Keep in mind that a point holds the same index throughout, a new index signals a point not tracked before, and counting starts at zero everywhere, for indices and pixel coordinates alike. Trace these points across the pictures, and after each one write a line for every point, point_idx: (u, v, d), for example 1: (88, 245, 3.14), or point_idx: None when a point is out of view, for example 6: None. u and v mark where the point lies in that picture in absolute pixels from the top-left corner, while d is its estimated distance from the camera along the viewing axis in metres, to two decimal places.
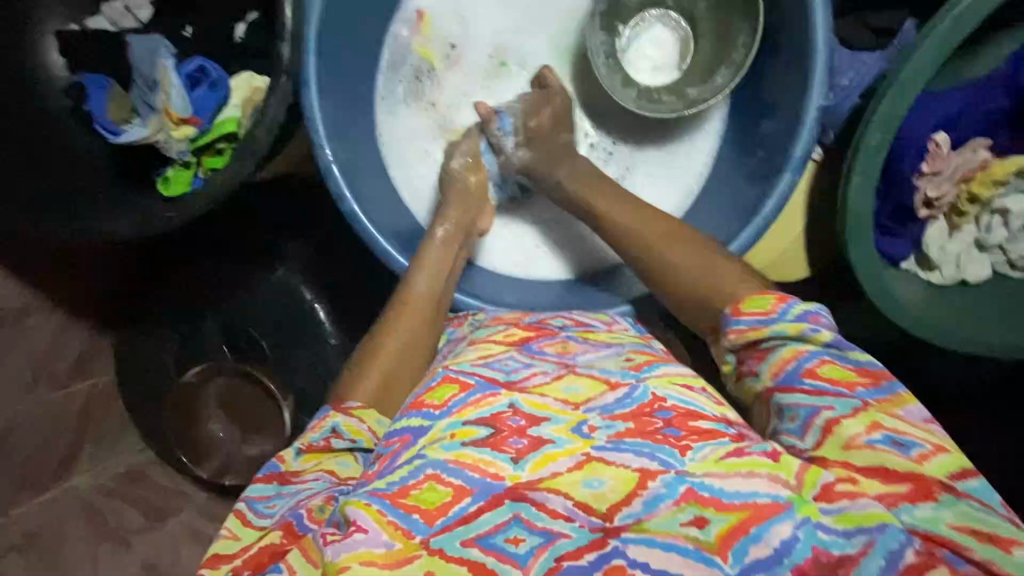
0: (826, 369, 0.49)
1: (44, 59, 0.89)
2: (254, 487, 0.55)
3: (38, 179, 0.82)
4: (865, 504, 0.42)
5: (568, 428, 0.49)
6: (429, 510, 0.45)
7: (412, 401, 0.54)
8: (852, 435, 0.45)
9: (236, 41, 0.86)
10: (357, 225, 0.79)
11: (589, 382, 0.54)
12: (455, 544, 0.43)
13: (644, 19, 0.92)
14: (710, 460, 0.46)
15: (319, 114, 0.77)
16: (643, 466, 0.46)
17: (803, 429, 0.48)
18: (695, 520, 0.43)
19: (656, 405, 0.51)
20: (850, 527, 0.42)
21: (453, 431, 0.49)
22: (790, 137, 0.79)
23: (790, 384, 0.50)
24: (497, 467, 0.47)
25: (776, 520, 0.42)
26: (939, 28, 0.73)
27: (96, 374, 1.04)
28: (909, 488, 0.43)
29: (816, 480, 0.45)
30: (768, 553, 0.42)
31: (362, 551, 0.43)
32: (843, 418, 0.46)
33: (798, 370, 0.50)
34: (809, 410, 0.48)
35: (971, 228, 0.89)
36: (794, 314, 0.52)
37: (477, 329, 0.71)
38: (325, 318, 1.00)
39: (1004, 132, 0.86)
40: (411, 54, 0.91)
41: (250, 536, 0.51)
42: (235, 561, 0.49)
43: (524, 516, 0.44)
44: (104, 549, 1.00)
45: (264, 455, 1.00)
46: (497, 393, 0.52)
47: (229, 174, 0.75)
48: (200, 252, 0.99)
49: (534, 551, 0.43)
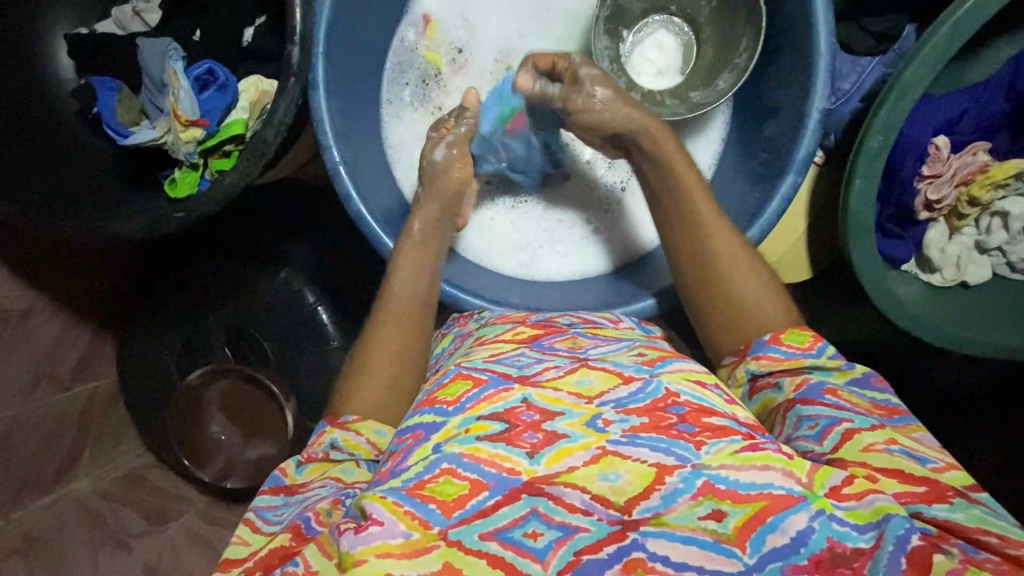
0: (847, 395, 0.55)
1: (55, 62, 0.90)
2: (261, 498, 0.56)
3: (43, 177, 0.82)
4: (873, 500, 0.45)
5: (582, 422, 0.49)
6: (447, 502, 0.44)
7: (424, 400, 0.55)
8: (870, 441, 0.50)
9: (244, 45, 0.87)
10: (363, 226, 0.80)
11: (602, 375, 0.54)
12: (473, 537, 0.43)
13: (647, 25, 0.94)
14: (724, 454, 0.46)
15: (327, 116, 0.78)
16: (659, 462, 0.46)
17: (821, 434, 0.52)
18: (712, 513, 0.44)
19: (669, 401, 0.51)
20: (862, 523, 0.43)
21: (468, 427, 0.49)
22: (792, 140, 0.80)
23: (813, 398, 0.55)
24: (512, 462, 0.46)
25: (792, 511, 0.43)
26: (939, 34, 0.74)
27: (97, 377, 1.06)
28: (925, 490, 0.46)
29: (826, 481, 0.46)
30: (785, 542, 0.43)
31: (378, 543, 0.43)
32: (861, 430, 0.51)
33: (823, 388, 0.55)
34: (829, 419, 0.52)
35: (971, 231, 0.91)
36: (828, 354, 0.59)
37: (483, 326, 0.72)
38: (327, 320, 1.00)
39: (1003, 136, 0.87)
40: (417, 58, 0.93)
41: (260, 542, 0.52)
42: (245, 564, 0.49)
43: (541, 511, 0.44)
44: (104, 554, 0.98)
45: (265, 459, 0.99)
46: (510, 388, 0.52)
47: (238, 175, 0.75)
48: (204, 254, 1.00)
49: (553, 545, 0.43)
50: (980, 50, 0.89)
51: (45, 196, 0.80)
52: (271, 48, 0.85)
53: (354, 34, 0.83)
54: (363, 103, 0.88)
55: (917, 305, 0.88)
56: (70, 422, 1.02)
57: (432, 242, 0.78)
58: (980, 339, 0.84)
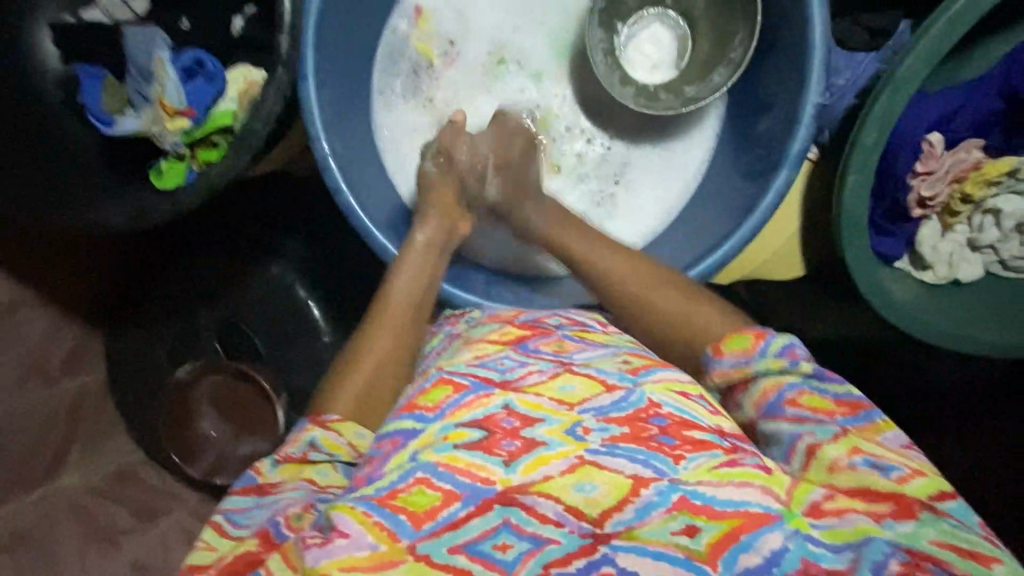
0: (806, 399, 0.53)
1: (38, 49, 0.87)
2: (231, 499, 0.54)
3: (32, 170, 0.81)
4: (854, 519, 0.44)
5: (562, 430, 0.49)
6: (417, 513, 0.44)
7: (405, 405, 0.54)
8: (834, 458, 0.48)
9: (235, 36, 0.85)
10: (353, 219, 0.79)
11: (585, 382, 0.54)
12: (442, 550, 0.43)
13: (643, 17, 0.93)
14: (703, 469, 0.46)
15: (317, 105, 0.77)
16: (636, 474, 0.46)
17: (788, 454, 0.52)
18: (685, 529, 0.44)
19: (651, 411, 0.51)
20: (837, 542, 0.43)
21: (446, 434, 0.49)
22: (787, 134, 0.79)
23: (773, 413, 0.54)
24: (488, 471, 0.46)
25: (767, 529, 0.43)
26: (938, 24, 0.73)
27: (84, 373, 1.04)
28: (893, 508, 0.45)
29: (805, 498, 0.46)
30: (758, 562, 0.42)
31: (344, 556, 0.42)
32: (824, 443, 0.50)
33: (780, 401, 0.54)
34: (792, 436, 0.52)
35: (964, 228, 0.90)
36: (773, 351, 0.56)
37: (473, 325, 0.71)
38: (319, 315, 0.99)
39: (997, 133, 0.87)
40: (409, 50, 0.92)
41: (226, 547, 0.51)
42: (211, 570, 0.49)
43: (512, 522, 0.44)
44: (92, 549, 0.97)
45: (260, 453, 0.97)
46: (491, 393, 0.52)
47: (225, 167, 0.74)
48: (191, 249, 1.00)
49: (522, 557, 0.43)
50: (976, 45, 0.88)
51: (35, 187, 0.79)
52: (263, 38, 0.84)
53: (353, 34, 0.84)
54: (351, 94, 0.86)
55: (913, 302, 0.87)
56: (58, 419, 1.01)
57: (437, 256, 0.79)
58: (973, 337, 0.84)
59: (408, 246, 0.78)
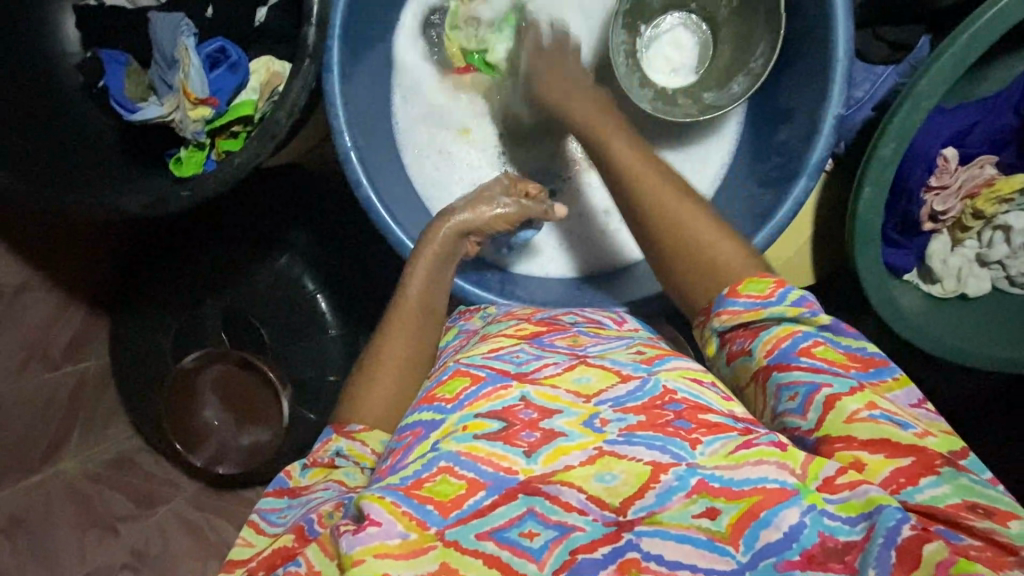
0: (821, 350, 0.51)
1: (61, 33, 0.88)
2: (265, 501, 0.57)
3: (48, 152, 0.80)
4: (866, 490, 0.42)
5: (580, 422, 0.49)
6: (444, 502, 0.44)
7: (424, 397, 0.55)
8: (853, 410, 0.47)
9: (257, 25, 0.85)
10: (373, 214, 0.79)
11: (600, 373, 0.54)
12: (470, 537, 0.43)
13: (666, 21, 0.95)
14: (719, 454, 0.46)
15: (341, 100, 0.77)
16: (655, 460, 0.46)
17: (803, 407, 0.49)
18: (706, 511, 0.43)
19: (667, 398, 0.51)
20: (853, 515, 0.42)
21: (466, 424, 0.49)
22: (807, 143, 0.80)
23: (787, 362, 0.51)
24: (510, 461, 0.46)
25: (783, 505, 0.42)
26: (961, 39, 0.74)
27: (89, 357, 1.05)
28: (912, 461, 0.44)
29: (820, 472, 0.44)
30: (778, 537, 0.42)
31: (376, 543, 0.42)
32: (842, 396, 0.48)
33: (795, 349, 0.51)
34: (809, 387, 0.49)
35: (973, 243, 0.91)
36: (792, 298, 0.54)
37: (489, 323, 0.71)
38: (325, 308, 0.99)
39: (1009, 151, 0.88)
40: (437, 43, 0.94)
41: (263, 543, 0.52)
42: (250, 564, 0.50)
43: (538, 511, 0.44)
44: (92, 535, 0.96)
45: (259, 445, 0.98)
46: (508, 385, 0.52)
47: (246, 156, 0.74)
48: (204, 238, 0.99)
49: (549, 544, 0.43)
50: (993, 63, 0.89)
51: (49, 169, 0.79)
52: (287, 31, 0.84)
53: (369, 22, 0.83)
54: (368, 90, 0.86)
55: (920, 314, 0.88)
56: (60, 404, 1.01)
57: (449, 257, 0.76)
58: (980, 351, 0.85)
59: (427, 237, 0.75)
